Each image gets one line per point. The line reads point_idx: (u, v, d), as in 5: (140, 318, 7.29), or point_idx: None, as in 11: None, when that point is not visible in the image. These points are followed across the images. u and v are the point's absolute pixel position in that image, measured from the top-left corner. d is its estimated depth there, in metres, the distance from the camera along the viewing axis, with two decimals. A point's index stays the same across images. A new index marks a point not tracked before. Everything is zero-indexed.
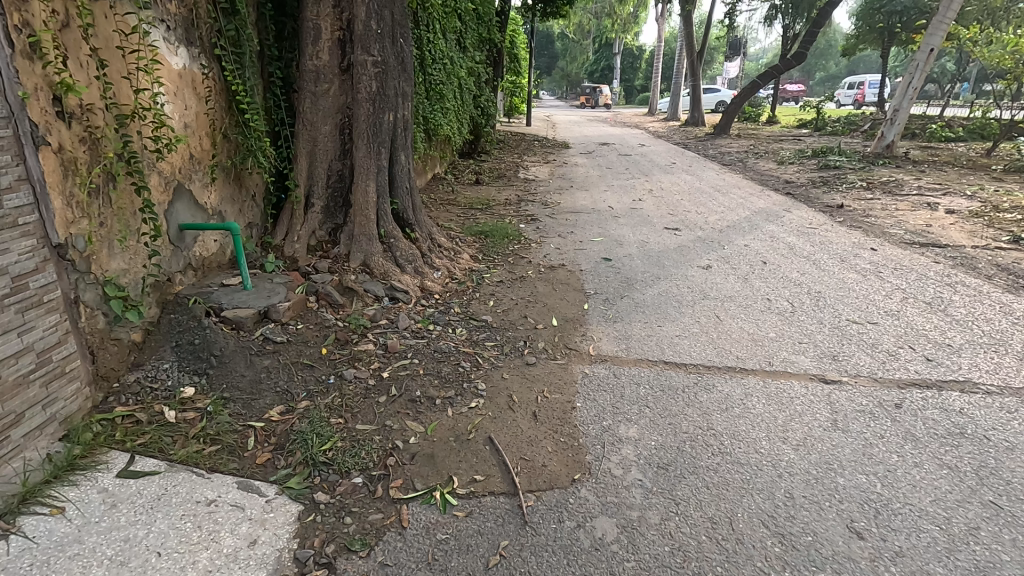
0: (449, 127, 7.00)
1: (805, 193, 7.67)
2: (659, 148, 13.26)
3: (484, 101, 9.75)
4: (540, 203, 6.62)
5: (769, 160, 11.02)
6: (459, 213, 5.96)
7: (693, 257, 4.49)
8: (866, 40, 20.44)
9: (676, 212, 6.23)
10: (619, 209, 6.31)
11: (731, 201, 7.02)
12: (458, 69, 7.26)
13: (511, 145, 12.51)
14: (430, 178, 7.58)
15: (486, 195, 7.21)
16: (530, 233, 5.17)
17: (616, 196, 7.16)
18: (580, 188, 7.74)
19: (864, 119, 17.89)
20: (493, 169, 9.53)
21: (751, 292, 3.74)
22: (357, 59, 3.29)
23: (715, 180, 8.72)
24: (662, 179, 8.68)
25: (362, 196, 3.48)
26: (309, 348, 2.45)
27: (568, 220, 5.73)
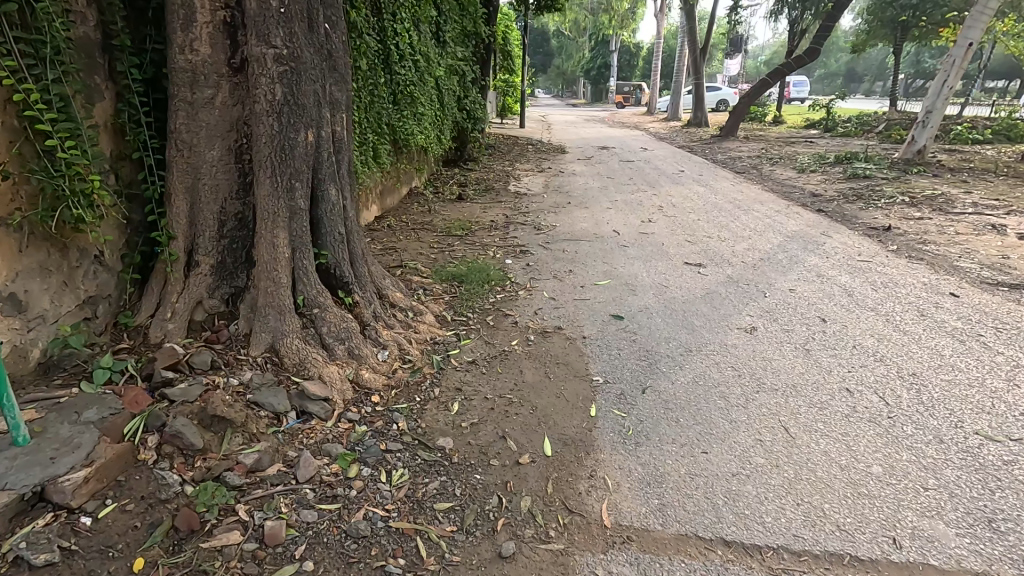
0: (425, 135, 5.97)
1: (839, 210, 6.65)
2: (663, 153, 12.24)
3: (471, 102, 8.71)
4: (532, 227, 5.57)
5: (786, 166, 10.01)
6: (433, 243, 4.91)
7: (729, 311, 3.46)
8: (877, 36, 19.43)
9: (695, 239, 5.19)
10: (626, 235, 5.28)
11: (757, 222, 5.98)
12: (435, 66, 6.22)
13: (502, 150, 11.45)
14: (404, 194, 6.53)
15: (469, 214, 6.16)
16: (518, 273, 4.12)
17: (621, 216, 6.12)
18: (580, 205, 6.70)
19: (878, 120, 16.89)
20: (480, 180, 8.50)
21: (821, 375, 2.70)
22: (252, 52, 2.22)
23: (732, 193, 7.70)
24: (672, 192, 7.65)
25: (268, 251, 2.41)
26: (108, 565, 1.38)
27: (567, 252, 4.69)
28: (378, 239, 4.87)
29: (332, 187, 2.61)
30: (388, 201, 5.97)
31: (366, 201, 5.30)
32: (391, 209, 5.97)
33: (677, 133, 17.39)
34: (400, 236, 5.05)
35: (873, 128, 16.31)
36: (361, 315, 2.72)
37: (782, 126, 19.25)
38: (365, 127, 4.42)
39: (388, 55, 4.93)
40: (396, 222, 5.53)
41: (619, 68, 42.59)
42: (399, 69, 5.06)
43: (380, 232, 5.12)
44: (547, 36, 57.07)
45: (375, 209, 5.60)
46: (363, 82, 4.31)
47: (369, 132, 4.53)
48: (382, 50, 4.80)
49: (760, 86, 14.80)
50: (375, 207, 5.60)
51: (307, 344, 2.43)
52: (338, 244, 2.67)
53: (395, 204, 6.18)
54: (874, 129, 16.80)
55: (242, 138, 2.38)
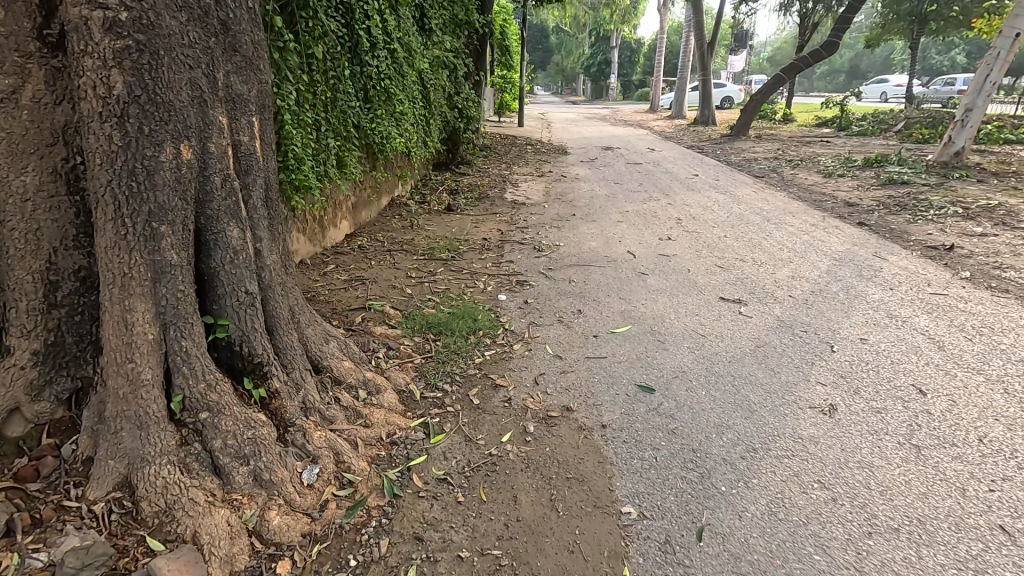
0: (407, 139, 5.13)
1: (883, 224, 5.80)
2: (672, 154, 11.38)
3: (464, 99, 7.86)
4: (531, 247, 4.71)
5: (809, 169, 9.15)
6: (410, 270, 4.06)
7: (793, 378, 2.61)
8: (893, 29, 18.52)
9: (726, 263, 4.35)
10: (643, 258, 4.43)
11: (794, 240, 5.13)
12: (421, 58, 5.39)
13: (499, 151, 10.59)
14: (383, 206, 5.70)
15: (457, 229, 5.32)
16: (513, 315, 3.27)
17: (633, 232, 5.27)
18: (585, 217, 5.85)
19: (896, 119, 16.02)
20: (473, 185, 7.66)
21: (953, 500, 1.85)
22: (69, 16, 1.36)
23: (755, 202, 6.86)
24: (689, 201, 6.80)
25: (117, 332, 1.55)
26: None
27: (574, 282, 3.84)
28: (344, 266, 4.03)
29: (232, 225, 1.75)
30: (363, 214, 5.14)
31: (332, 217, 4.47)
32: (367, 226, 5.14)
33: (683, 132, 16.55)
34: (373, 261, 4.21)
35: (892, 127, 15.44)
36: (281, 412, 1.86)
37: (793, 125, 18.39)
38: (322, 128, 3.59)
39: (356, 42, 4.09)
40: (370, 241, 4.69)
41: (620, 64, 41.69)
42: (371, 59, 4.22)
43: (348, 255, 4.28)
44: (546, 32, 56.11)
45: (345, 226, 4.76)
46: (319, 73, 3.48)
47: (330, 136, 3.70)
48: (346, 34, 3.96)
49: (774, 81, 13.90)
50: (345, 223, 4.77)
51: (185, 474, 1.57)
52: (243, 307, 1.81)
53: (371, 219, 5.34)
54: (891, 128, 15.94)
55: (73, 156, 1.53)
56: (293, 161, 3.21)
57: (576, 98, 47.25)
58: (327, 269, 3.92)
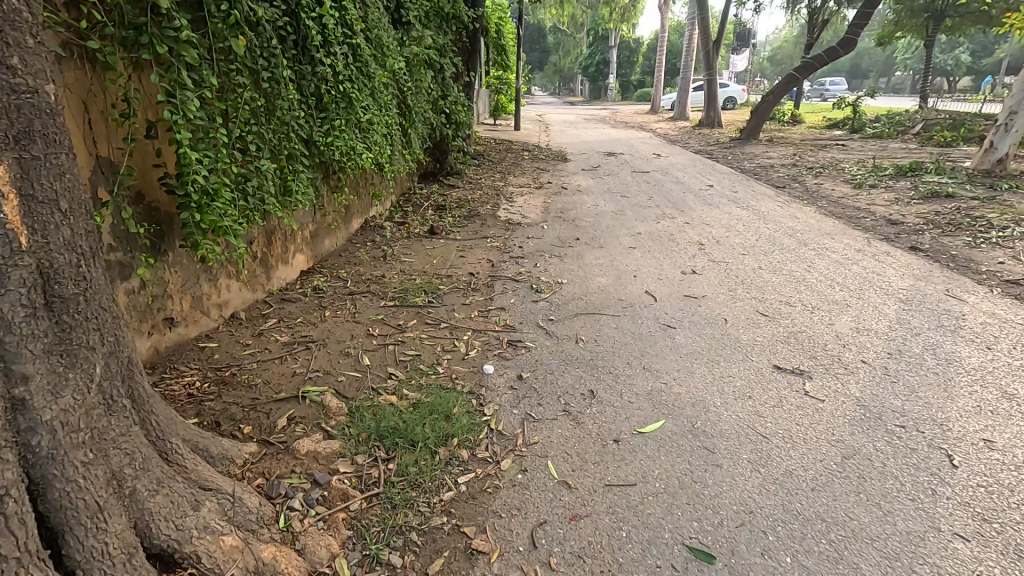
0: (378, 153, 4.28)
1: (940, 248, 4.94)
2: (680, 160, 10.53)
3: (452, 102, 7.03)
4: (528, 286, 3.85)
5: (835, 179, 8.30)
6: (372, 324, 3.21)
7: (916, 528, 1.75)
8: (907, 27, 17.67)
9: (770, 311, 3.49)
10: (667, 303, 3.58)
11: (842, 272, 4.29)
12: (397, 56, 4.54)
13: (494, 158, 9.74)
14: (353, 231, 4.86)
15: (439, 259, 4.46)
16: (503, 403, 2.42)
17: (649, 263, 4.42)
18: (591, 242, 5.00)
19: (914, 120, 15.17)
20: (463, 200, 6.82)
21: None
22: None
23: (784, 220, 6.00)
24: (708, 219, 5.94)
25: None
26: None
27: (581, 343, 2.98)
28: (288, 319, 3.18)
29: None
30: (325, 244, 4.30)
31: (281, 252, 3.62)
32: (330, 259, 4.29)
33: (689, 135, 15.71)
34: (329, 310, 3.36)
35: (910, 130, 14.60)
36: None
37: (803, 127, 17.56)
38: (251, 148, 2.75)
39: (303, 34, 3.24)
40: (330, 281, 3.84)
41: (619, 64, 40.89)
42: (324, 56, 3.37)
43: (299, 301, 3.43)
44: (543, 31, 55.31)
45: (300, 260, 3.91)
46: (242, 75, 2.64)
47: (263, 156, 2.86)
48: (288, 25, 3.12)
49: (787, 80, 13.04)
50: (301, 257, 3.92)
51: None
52: None
53: (337, 249, 4.50)
54: (908, 131, 15.10)
55: None
56: (200, 196, 2.37)
57: (575, 99, 46.47)
58: (266, 325, 3.07)
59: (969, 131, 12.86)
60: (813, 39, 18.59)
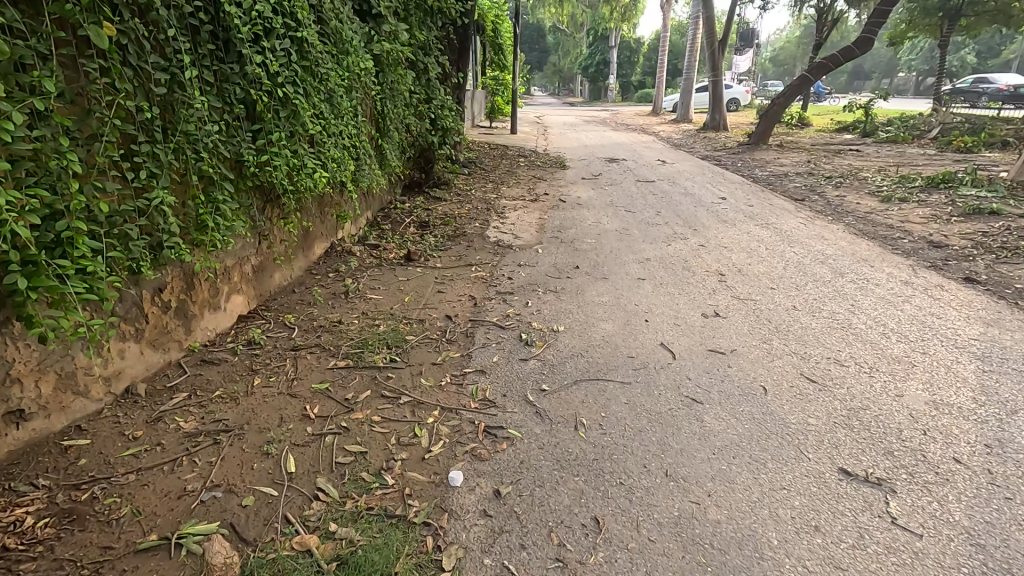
0: (338, 170, 3.56)
1: (1001, 279, 4.23)
2: (687, 167, 9.81)
3: (437, 107, 6.32)
4: (516, 337, 3.14)
5: (858, 190, 7.60)
6: (312, 397, 2.50)
7: None
8: (920, 26, 16.97)
9: (818, 374, 2.78)
10: (687, 365, 2.86)
11: (893, 313, 3.58)
12: (364, 54, 3.82)
13: (486, 166, 9.02)
14: (312, 260, 4.16)
15: (411, 296, 3.74)
16: (469, 545, 1.71)
17: (662, 301, 3.71)
18: (593, 272, 4.28)
19: (929, 124, 14.48)
20: (449, 216, 6.12)
21: None
22: None
23: (811, 242, 5.29)
24: (724, 241, 5.23)
25: None
26: None
27: (581, 431, 2.28)
28: (204, 391, 2.47)
29: None
30: (272, 278, 3.58)
31: (207, 296, 2.91)
32: (278, 297, 3.57)
33: (694, 139, 15.00)
34: (259, 376, 2.64)
35: (925, 135, 13.90)
36: None
37: (812, 130, 16.85)
38: (135, 177, 2.05)
39: (226, 24, 2.52)
40: (271, 329, 3.13)
41: (619, 65, 40.22)
42: (255, 52, 2.65)
43: (224, 362, 2.72)
44: (542, 32, 54.70)
45: (236, 303, 3.20)
46: (113, 77, 1.92)
47: (156, 185, 2.14)
48: (201, 11, 2.40)
49: (799, 81, 12.32)
50: (237, 299, 3.20)
51: None
52: None
53: (290, 283, 3.78)
54: (924, 135, 14.38)
55: None
56: (37, 251, 1.66)
57: (575, 100, 45.77)
58: (170, 402, 2.36)
59: (990, 136, 12.14)
60: (822, 39, 17.88)
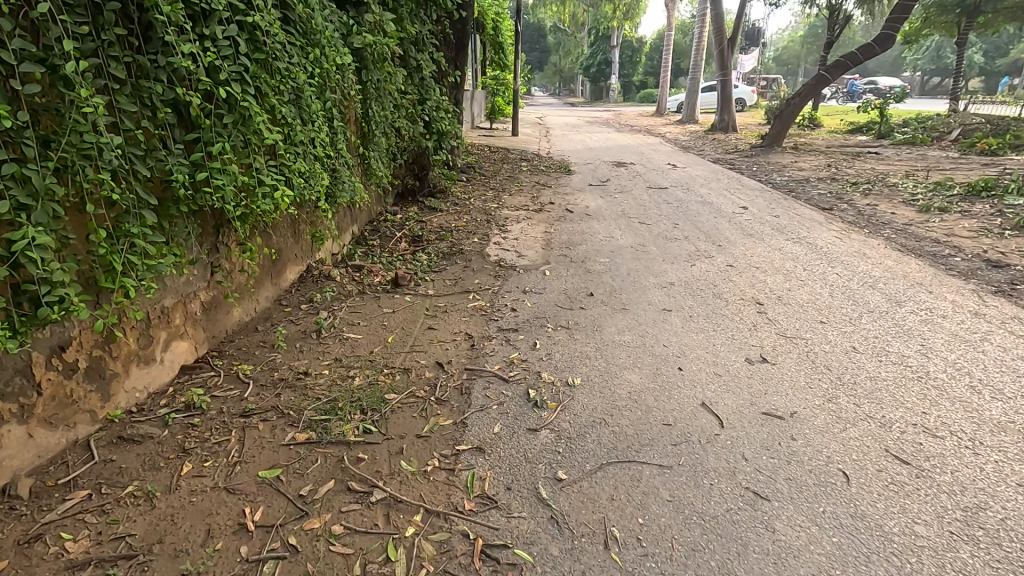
0: (307, 186, 2.96)
1: None
2: (701, 172, 9.21)
3: (432, 108, 5.76)
4: (522, 395, 2.54)
5: (891, 198, 6.99)
6: (255, 494, 1.90)
7: None
8: (937, 23, 16.35)
9: (908, 451, 2.18)
10: (740, 437, 2.27)
11: (974, 355, 2.99)
12: (340, 47, 3.23)
13: (486, 171, 8.44)
14: (282, 288, 3.56)
15: (396, 335, 3.14)
16: None
17: (695, 340, 3.12)
18: (609, 301, 3.68)
19: (949, 126, 13.87)
20: (444, 229, 5.53)
21: None
22: None
23: (852, 261, 4.69)
24: (755, 261, 4.63)
25: None
26: None
27: (613, 552, 1.68)
28: (112, 487, 1.88)
29: None
30: (231, 315, 2.99)
31: (136, 348, 2.32)
32: (236, 338, 2.98)
33: (703, 141, 14.40)
34: (192, 459, 2.05)
35: (945, 137, 13.31)
36: None
37: (824, 132, 16.24)
38: None
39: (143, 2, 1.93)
40: (220, 385, 2.54)
41: (621, 65, 39.65)
42: (187, 40, 2.06)
43: (149, 439, 2.13)
44: (543, 31, 54.16)
45: (179, 351, 2.60)
46: None
47: (25, 222, 1.55)
48: None
49: (815, 80, 11.72)
50: (180, 346, 2.61)
51: None
52: None
53: (253, 319, 3.19)
54: (943, 137, 13.78)
55: None
56: None
57: (577, 100, 45.21)
58: (61, 508, 1.77)
59: (1017, 138, 11.54)
60: (833, 37, 17.27)
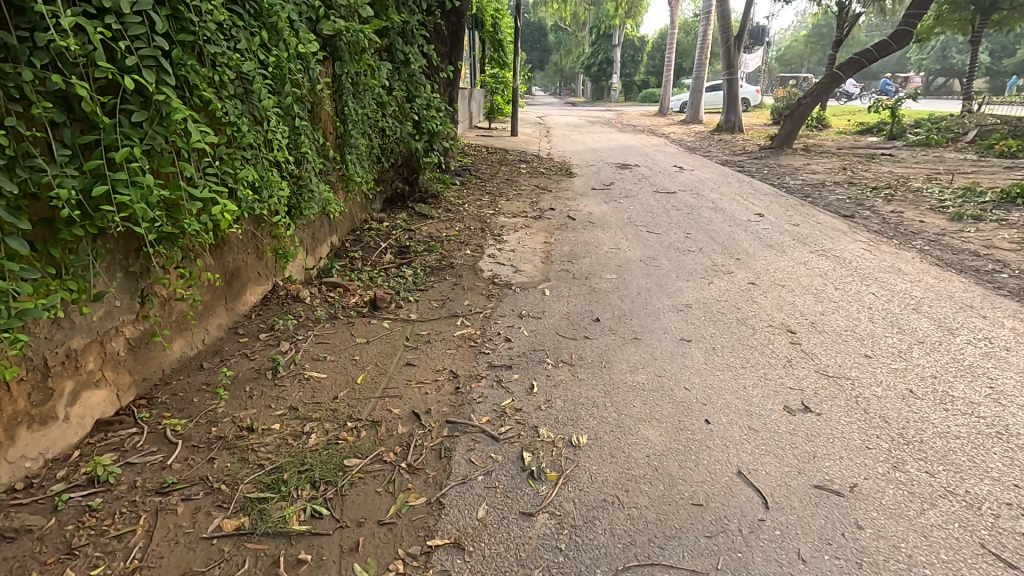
0: (257, 200, 2.47)
1: None
2: (710, 175, 8.74)
3: (422, 106, 5.29)
4: (514, 461, 2.06)
5: (917, 204, 6.51)
6: None
7: None
8: (950, 21, 15.86)
9: (1013, 548, 1.69)
10: (793, 523, 1.78)
11: None
12: (300, 31, 2.75)
13: (482, 174, 7.96)
14: (238, 314, 3.07)
15: (367, 375, 2.65)
16: None
17: (721, 381, 2.64)
18: (618, 328, 3.20)
19: (965, 127, 13.38)
20: (435, 239, 5.04)
21: None
22: None
23: (887, 277, 4.21)
24: (778, 277, 4.15)
25: None
26: None
27: None
28: None
29: None
30: (168, 350, 2.50)
31: (26, 407, 1.83)
32: (174, 378, 2.49)
33: (709, 142, 13.92)
34: (78, 564, 1.57)
35: (961, 139, 12.82)
36: None
37: (833, 133, 15.76)
38: None
39: None
40: (140, 445, 2.05)
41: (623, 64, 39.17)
42: (74, 14, 1.57)
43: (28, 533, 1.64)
44: (544, 30, 53.68)
45: (91, 403, 2.11)
46: None
47: None
48: None
49: (828, 79, 11.22)
50: (95, 397, 2.12)
51: None
52: None
53: (198, 354, 2.70)
54: (958, 138, 13.31)
55: None
56: None
57: (578, 100, 44.73)
58: None
59: None
60: (842, 35, 16.79)
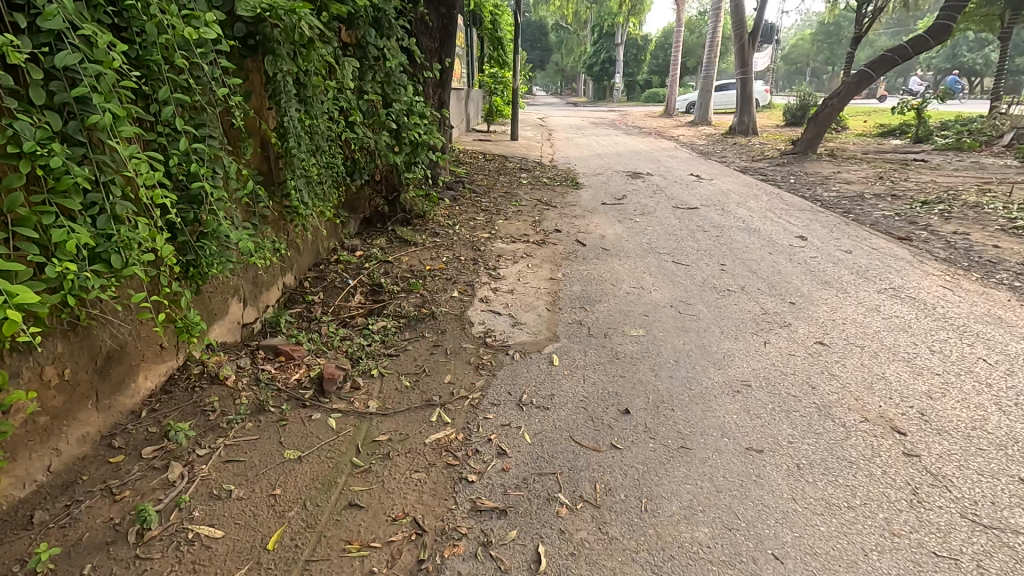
0: (97, 271, 1.57)
1: None
2: (732, 186, 7.84)
3: (401, 112, 4.42)
4: None
5: (985, 225, 5.58)
6: None
7: None
8: (978, 16, 14.90)
9: None
10: None
11: None
12: (187, 9, 1.90)
13: (478, 186, 7.07)
14: (117, 412, 2.16)
15: (287, 530, 1.75)
16: None
17: (824, 541, 1.73)
18: (655, 428, 2.30)
19: (999, 130, 12.44)
20: (416, 273, 4.15)
21: None
22: None
23: (988, 330, 3.30)
24: (849, 332, 3.24)
25: None
26: None
27: None
28: None
29: None
30: None
31: None
32: None
33: (724, 145, 13.01)
34: None
35: (996, 144, 11.89)
36: None
37: (854, 136, 14.84)
38: None
39: None
40: None
41: (625, 64, 38.29)
42: None
43: None
44: (545, 29, 52.84)
45: None
46: None
47: None
48: None
49: (857, 79, 10.26)
50: None
51: None
52: None
53: (34, 495, 1.80)
54: (993, 142, 12.37)
55: None
56: None
57: (580, 100, 43.85)
58: None
59: None
60: (861, 31, 15.84)
